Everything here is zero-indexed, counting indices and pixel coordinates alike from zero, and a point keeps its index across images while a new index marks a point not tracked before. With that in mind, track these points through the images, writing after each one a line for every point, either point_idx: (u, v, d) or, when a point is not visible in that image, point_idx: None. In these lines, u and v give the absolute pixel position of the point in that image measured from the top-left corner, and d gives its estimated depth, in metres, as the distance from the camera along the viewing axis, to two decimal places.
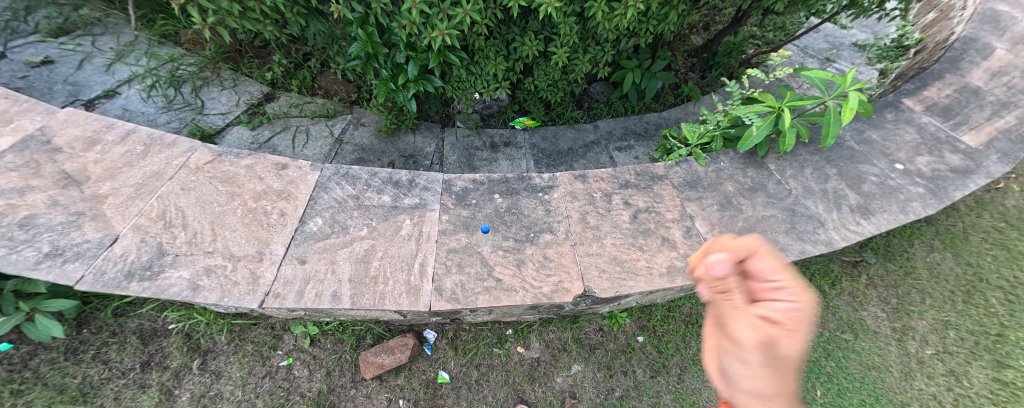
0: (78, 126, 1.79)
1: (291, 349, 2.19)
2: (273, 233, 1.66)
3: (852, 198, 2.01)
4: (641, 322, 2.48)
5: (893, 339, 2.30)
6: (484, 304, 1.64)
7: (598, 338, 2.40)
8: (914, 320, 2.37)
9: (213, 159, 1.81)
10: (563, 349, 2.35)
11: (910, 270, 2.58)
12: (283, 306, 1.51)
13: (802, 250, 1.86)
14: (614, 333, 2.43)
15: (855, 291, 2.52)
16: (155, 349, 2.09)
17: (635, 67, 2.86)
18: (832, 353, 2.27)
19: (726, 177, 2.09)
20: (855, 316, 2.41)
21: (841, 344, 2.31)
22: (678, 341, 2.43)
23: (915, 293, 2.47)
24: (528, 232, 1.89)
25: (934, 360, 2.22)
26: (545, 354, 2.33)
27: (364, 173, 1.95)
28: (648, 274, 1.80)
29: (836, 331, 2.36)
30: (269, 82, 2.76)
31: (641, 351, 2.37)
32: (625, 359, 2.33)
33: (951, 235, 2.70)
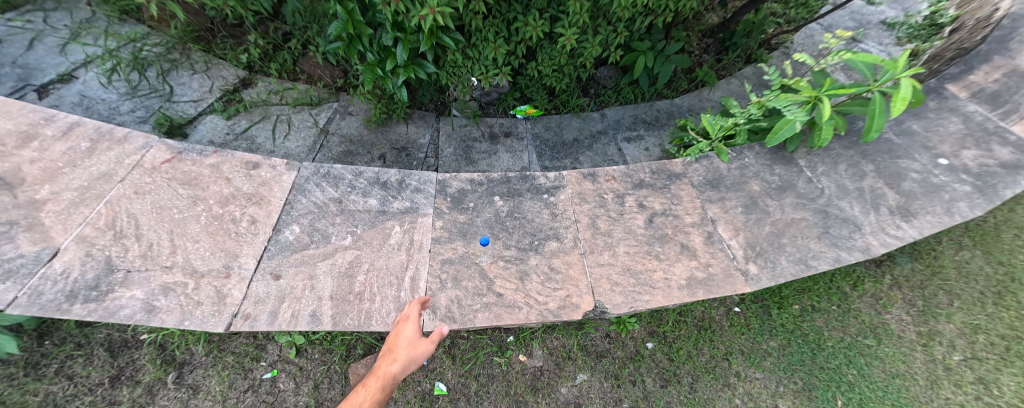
0: (10, 118, 1.54)
1: (276, 360, 1.91)
2: (242, 243, 1.44)
3: (891, 198, 1.80)
4: (650, 327, 2.23)
5: (917, 345, 2.09)
6: (483, 323, 1.48)
7: (605, 345, 2.16)
8: (940, 324, 2.14)
9: (171, 157, 1.54)
10: (567, 357, 2.11)
11: (937, 270, 2.30)
12: (255, 329, 1.33)
13: (836, 258, 1.66)
14: (621, 340, 2.18)
15: (878, 293, 2.28)
16: (126, 361, 1.83)
17: (647, 50, 2.60)
18: (853, 359, 2.08)
19: (751, 175, 1.88)
20: (878, 319, 2.20)
21: (862, 349, 2.12)
22: (690, 347, 2.17)
23: (941, 295, 2.23)
24: (532, 240, 1.69)
25: (962, 366, 2.02)
26: (548, 363, 2.09)
27: (347, 172, 1.73)
28: (666, 287, 1.62)
29: (858, 336, 2.16)
30: (244, 65, 2.50)
31: (651, 359, 2.13)
32: (633, 367, 2.10)
33: (981, 230, 2.39)
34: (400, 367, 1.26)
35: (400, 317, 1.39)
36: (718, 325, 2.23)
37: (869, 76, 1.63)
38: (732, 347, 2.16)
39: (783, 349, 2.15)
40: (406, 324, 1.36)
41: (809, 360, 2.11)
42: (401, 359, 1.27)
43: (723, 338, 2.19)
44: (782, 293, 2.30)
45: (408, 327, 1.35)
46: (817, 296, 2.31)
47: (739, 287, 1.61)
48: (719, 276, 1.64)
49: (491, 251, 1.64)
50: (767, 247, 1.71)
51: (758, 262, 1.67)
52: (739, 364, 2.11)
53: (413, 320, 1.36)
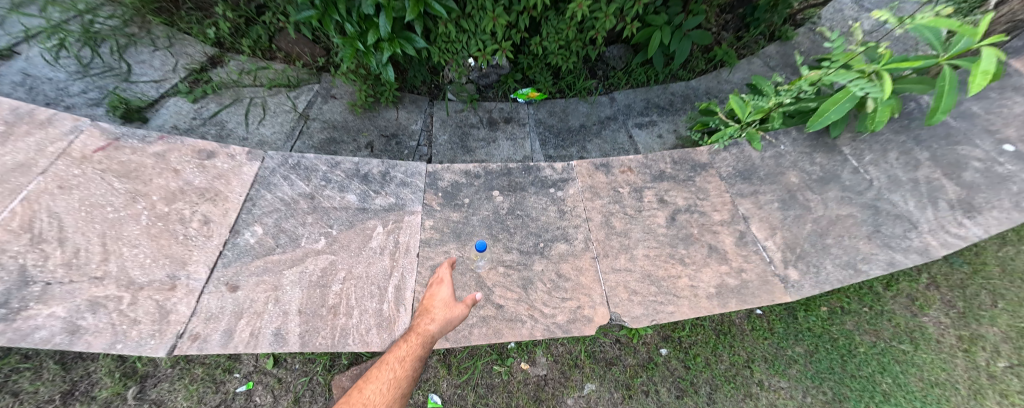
0: None
1: (252, 370, 1.57)
2: (192, 248, 1.21)
3: (951, 192, 1.56)
4: (663, 330, 1.86)
5: (959, 351, 1.72)
6: (480, 341, 1.28)
7: (615, 352, 1.80)
8: (984, 327, 1.75)
9: (107, 144, 1.28)
10: (573, 364, 1.76)
11: (980, 267, 1.86)
12: (205, 352, 1.11)
13: (889, 261, 1.43)
14: (633, 345, 1.81)
15: (913, 293, 1.87)
16: (81, 374, 1.47)
17: (664, 24, 2.33)
18: (887, 366, 1.72)
19: (788, 165, 1.64)
20: (913, 322, 1.81)
21: (898, 356, 1.74)
22: (707, 353, 1.80)
23: (987, 295, 1.80)
24: (536, 242, 1.46)
25: (1009, 375, 1.66)
26: (553, 371, 1.75)
27: (322, 163, 1.48)
28: (692, 296, 1.39)
29: (892, 340, 1.78)
30: (213, 42, 2.23)
31: (665, 367, 1.78)
32: (646, 376, 1.75)
33: None
34: (439, 326, 1.16)
35: (433, 282, 1.28)
36: (738, 328, 1.85)
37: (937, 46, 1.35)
38: (754, 353, 1.80)
39: (810, 355, 1.78)
40: (440, 287, 1.25)
41: (840, 368, 1.75)
42: (439, 317, 1.17)
43: (743, 344, 1.82)
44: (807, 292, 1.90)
45: (443, 290, 1.24)
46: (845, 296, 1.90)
47: (777, 296, 1.39)
48: (754, 283, 1.41)
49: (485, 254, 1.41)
50: (809, 248, 1.47)
51: (799, 266, 1.44)
52: (762, 372, 1.75)
53: (447, 283, 1.25)
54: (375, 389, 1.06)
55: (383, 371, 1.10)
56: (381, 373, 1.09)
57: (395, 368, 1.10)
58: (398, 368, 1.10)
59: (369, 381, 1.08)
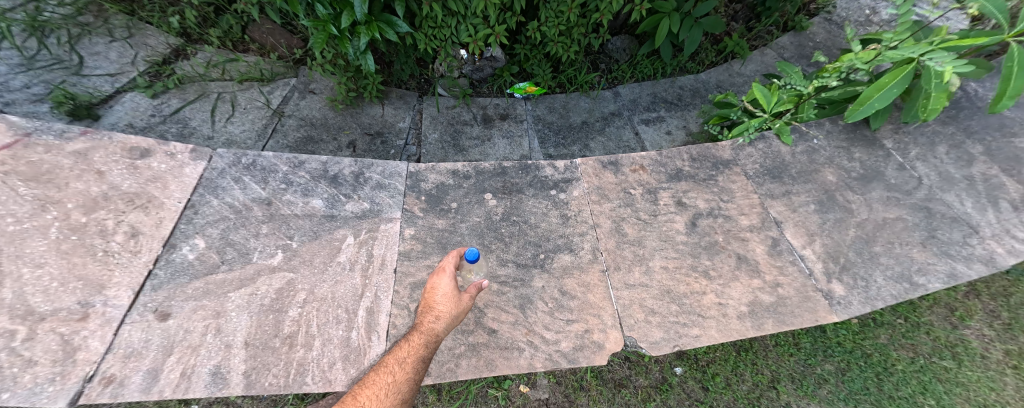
0: None
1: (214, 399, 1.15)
2: (112, 268, 0.99)
3: (1013, 190, 1.36)
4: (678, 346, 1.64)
5: (1007, 368, 1.50)
6: (468, 375, 1.05)
7: (624, 371, 1.57)
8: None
9: (16, 141, 1.07)
10: (579, 387, 1.53)
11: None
12: (118, 400, 0.88)
13: (951, 273, 1.22)
14: (645, 364, 1.60)
15: (952, 302, 1.65)
16: None
17: (673, 11, 2.13)
18: (929, 387, 1.49)
19: (823, 162, 1.43)
20: (955, 336, 1.58)
21: (940, 374, 1.51)
22: (727, 373, 1.57)
23: None
24: (536, 253, 1.24)
25: None
26: (555, 396, 1.52)
27: (283, 164, 1.26)
28: (721, 316, 1.17)
29: (932, 356, 1.54)
30: (178, 33, 1.98)
31: (681, 389, 1.55)
32: (660, 401, 1.52)
33: None
34: (446, 321, 0.96)
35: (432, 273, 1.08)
36: (759, 342, 1.63)
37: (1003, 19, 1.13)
38: (778, 372, 1.57)
39: (842, 374, 1.55)
40: (441, 278, 1.05)
41: (875, 388, 1.51)
42: (446, 311, 0.97)
43: (767, 361, 1.59)
44: None
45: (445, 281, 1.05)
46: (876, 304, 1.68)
47: (822, 315, 1.17)
48: (793, 300, 1.20)
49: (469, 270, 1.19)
50: (854, 258, 1.26)
51: (844, 279, 1.23)
52: (789, 394, 1.52)
53: (449, 272, 1.05)
54: (370, 397, 0.83)
55: (380, 375, 0.88)
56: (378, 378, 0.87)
57: (395, 371, 0.88)
58: (400, 370, 0.89)
59: (363, 389, 0.85)
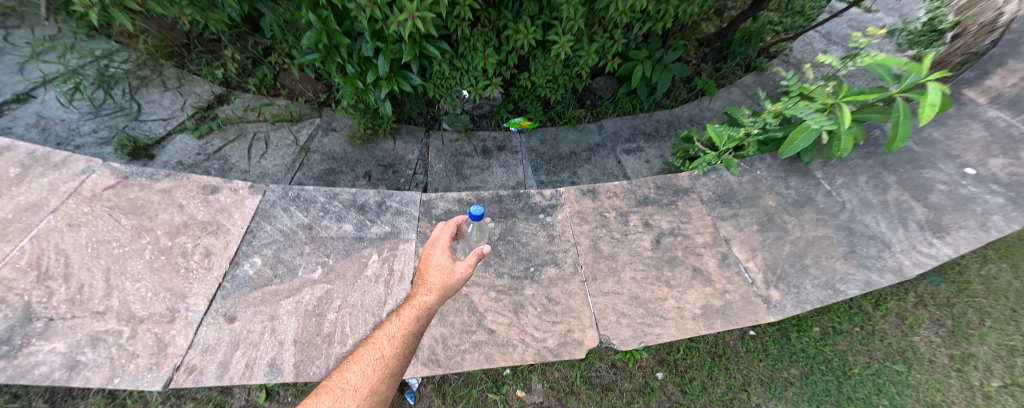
0: None
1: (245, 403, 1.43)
2: (192, 281, 1.25)
3: (919, 212, 1.66)
4: (658, 354, 1.93)
5: (953, 371, 1.81)
6: (471, 366, 1.29)
7: (611, 377, 1.85)
8: (974, 345, 1.86)
9: (117, 182, 1.35)
10: (570, 392, 1.80)
11: (962, 285, 2.06)
12: (199, 384, 1.12)
13: (867, 281, 1.49)
14: (629, 370, 1.88)
15: (903, 312, 2.02)
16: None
17: (645, 59, 2.47)
18: (886, 389, 1.80)
19: (765, 189, 1.73)
20: (906, 342, 1.92)
21: (892, 377, 1.82)
22: (702, 377, 1.87)
23: (973, 312, 1.98)
24: (527, 266, 1.51)
25: (1004, 394, 1.74)
26: (549, 400, 1.78)
27: (320, 195, 1.55)
28: (679, 318, 1.43)
29: (887, 361, 1.88)
30: (221, 82, 2.30)
31: (662, 392, 1.84)
32: (643, 402, 1.80)
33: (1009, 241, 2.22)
34: (437, 294, 1.07)
35: (427, 247, 1.18)
36: (733, 350, 1.94)
37: (888, 81, 1.48)
38: (750, 376, 1.87)
39: (806, 377, 1.86)
40: (435, 253, 1.15)
41: (836, 390, 1.81)
42: (437, 285, 1.08)
43: (740, 367, 1.90)
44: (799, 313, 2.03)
45: (438, 255, 1.14)
46: (838, 316, 2.03)
47: (761, 316, 1.43)
48: (738, 304, 1.46)
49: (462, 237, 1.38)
50: (789, 269, 1.54)
51: (780, 286, 1.50)
52: (758, 396, 1.81)
53: (442, 247, 1.15)
54: (359, 370, 0.95)
55: (369, 350, 1.00)
56: (367, 352, 0.99)
57: (384, 346, 1.00)
58: (388, 345, 1.00)
59: (354, 361, 0.97)
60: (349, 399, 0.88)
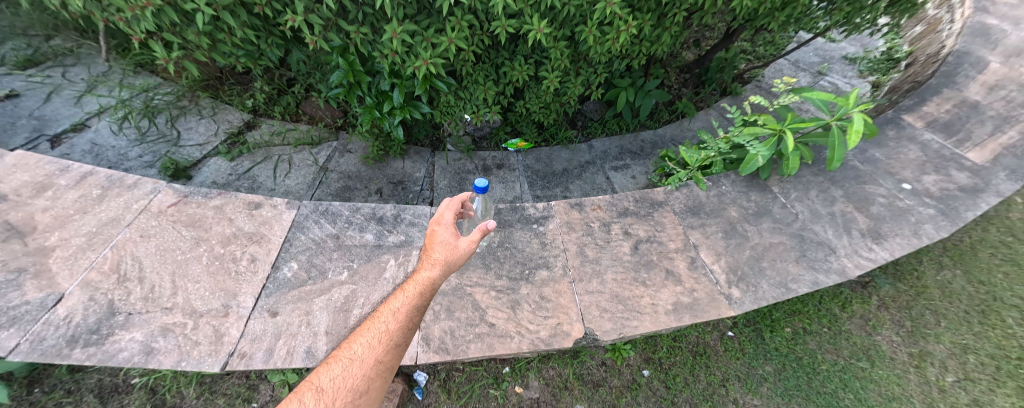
0: (28, 171, 1.60)
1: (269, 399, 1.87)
2: (242, 282, 1.50)
3: (861, 221, 1.93)
4: (645, 354, 2.19)
5: (910, 367, 2.12)
6: (475, 353, 1.51)
7: (601, 374, 2.11)
8: (930, 344, 2.18)
9: (178, 200, 1.64)
10: (564, 387, 2.05)
11: (921, 290, 2.40)
12: (250, 367, 1.34)
13: (814, 281, 1.74)
14: (617, 368, 2.13)
15: (867, 314, 2.33)
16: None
17: (628, 86, 2.76)
18: (849, 383, 2.08)
19: (729, 202, 2.00)
20: (869, 341, 2.22)
21: (857, 372, 2.12)
22: (685, 374, 2.13)
23: (929, 314, 2.30)
24: (523, 269, 1.75)
25: (956, 388, 2.04)
26: (545, 394, 2.03)
27: (345, 209, 1.80)
28: (653, 312, 1.66)
29: (852, 358, 2.17)
30: (250, 110, 2.58)
31: (647, 387, 2.08)
32: (630, 396, 2.04)
33: (958, 250, 2.54)
34: (438, 271, 1.21)
35: (432, 227, 1.35)
36: (713, 350, 2.21)
37: (826, 111, 1.82)
38: (728, 373, 2.14)
39: (779, 373, 2.13)
40: (439, 233, 1.31)
41: (806, 384, 2.09)
42: (438, 261, 1.23)
43: (719, 364, 2.17)
44: (772, 316, 2.31)
45: (442, 233, 1.32)
46: (808, 318, 2.32)
47: (723, 310, 1.67)
48: (704, 300, 1.70)
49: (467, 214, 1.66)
50: (748, 271, 1.78)
51: (741, 285, 1.74)
52: (736, 391, 2.07)
53: (447, 227, 1.33)
54: (367, 341, 1.09)
55: (376, 322, 1.13)
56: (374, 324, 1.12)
57: (389, 319, 1.13)
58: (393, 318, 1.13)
59: (362, 333, 1.11)
60: (356, 367, 1.03)
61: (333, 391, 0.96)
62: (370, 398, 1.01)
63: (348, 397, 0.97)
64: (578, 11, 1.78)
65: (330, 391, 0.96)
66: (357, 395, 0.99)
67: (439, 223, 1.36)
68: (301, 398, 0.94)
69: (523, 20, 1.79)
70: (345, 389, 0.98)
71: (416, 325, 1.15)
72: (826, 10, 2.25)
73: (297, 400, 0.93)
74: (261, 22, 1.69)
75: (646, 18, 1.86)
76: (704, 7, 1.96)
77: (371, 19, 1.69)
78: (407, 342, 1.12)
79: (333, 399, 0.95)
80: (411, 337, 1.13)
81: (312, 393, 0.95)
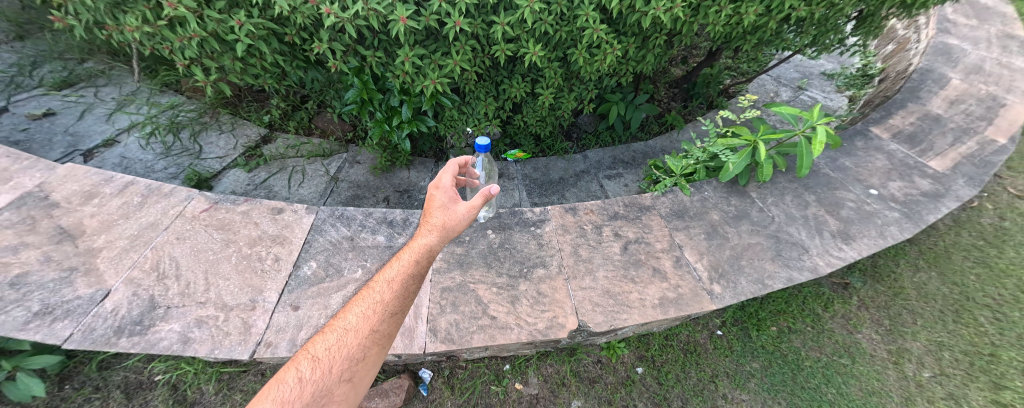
0: (77, 181, 1.81)
1: None
2: (267, 279, 1.66)
3: (832, 223, 2.11)
4: (638, 352, 2.33)
5: (889, 363, 2.23)
6: (479, 343, 1.65)
7: (597, 371, 2.24)
8: (908, 341, 2.31)
9: (209, 206, 1.84)
10: (561, 384, 2.19)
11: (899, 291, 2.54)
12: (275, 355, 1.47)
13: (789, 277, 1.90)
14: (612, 365, 2.27)
15: (848, 314, 2.46)
16: (138, 403, 1.94)
17: (619, 100, 2.96)
18: (832, 379, 2.19)
19: (711, 206, 2.18)
20: (851, 339, 2.35)
21: (839, 368, 2.24)
22: (676, 371, 2.26)
23: (906, 314, 2.43)
24: (522, 268, 1.91)
25: (933, 383, 2.15)
26: (544, 391, 2.16)
27: (359, 214, 1.97)
28: (641, 306, 1.81)
29: (834, 355, 2.29)
30: (266, 124, 2.76)
31: (640, 383, 2.21)
32: (625, 392, 2.17)
33: (933, 253, 2.70)
34: (435, 236, 1.25)
35: (430, 192, 1.41)
36: (703, 348, 2.34)
37: (793, 124, 2.10)
38: (717, 369, 2.26)
39: (765, 370, 2.25)
40: (437, 197, 1.37)
41: (791, 380, 2.20)
42: (436, 226, 1.27)
43: (709, 361, 2.29)
44: (758, 315, 2.45)
45: (441, 196, 1.37)
46: (793, 318, 2.46)
47: (705, 304, 1.82)
48: (688, 295, 1.86)
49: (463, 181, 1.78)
50: (729, 269, 1.94)
51: (721, 282, 1.90)
52: (725, 386, 2.19)
53: (446, 190, 1.39)
54: (361, 311, 1.11)
55: (371, 292, 1.16)
56: (369, 295, 1.15)
57: (384, 288, 1.15)
58: (387, 288, 1.16)
59: (357, 303, 1.13)
60: (352, 335, 1.05)
61: (329, 358, 0.99)
62: (367, 364, 1.04)
63: (343, 364, 0.99)
64: (569, 37, 2.00)
65: (325, 359, 0.99)
66: (353, 362, 1.01)
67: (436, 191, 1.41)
68: (298, 365, 0.97)
69: (520, 44, 2.00)
70: (340, 356, 1.00)
71: (411, 294, 1.17)
72: (796, 32, 2.47)
73: (294, 367, 0.97)
74: (288, 48, 1.91)
75: (629, 42, 2.11)
76: (682, 31, 2.19)
77: (385, 45, 1.91)
78: (402, 310, 1.14)
79: (329, 366, 0.98)
80: (406, 306, 1.15)
81: (307, 360, 0.98)
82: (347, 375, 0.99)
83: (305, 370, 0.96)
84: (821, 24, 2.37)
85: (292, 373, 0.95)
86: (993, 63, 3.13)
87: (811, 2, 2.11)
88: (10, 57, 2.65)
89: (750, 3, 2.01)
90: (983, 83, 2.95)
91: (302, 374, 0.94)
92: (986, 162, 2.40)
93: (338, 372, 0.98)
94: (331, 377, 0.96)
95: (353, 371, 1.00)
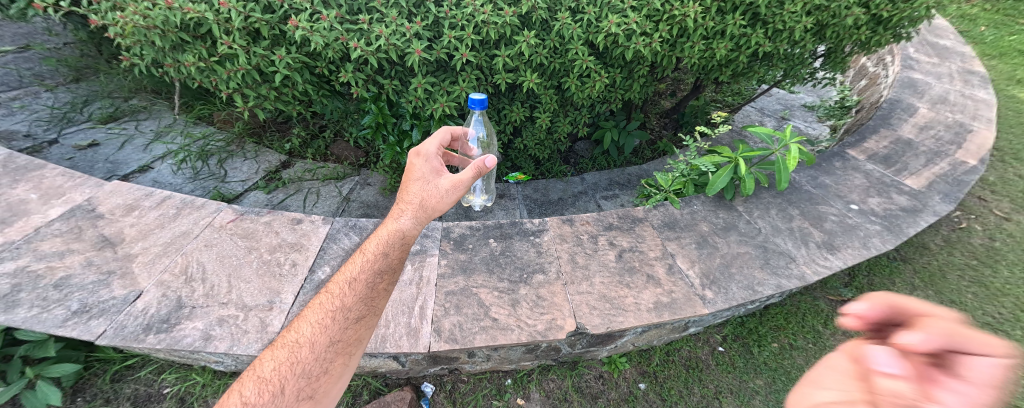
0: (121, 196, 2.07)
1: None
2: (285, 282, 1.78)
3: (817, 235, 2.23)
4: (640, 367, 2.32)
5: None
6: (481, 343, 1.72)
7: (598, 386, 2.22)
8: None
9: (236, 217, 2.06)
10: (564, 399, 2.17)
11: None
12: None
13: (778, 284, 1.98)
14: (615, 380, 2.25)
15: (849, 332, 2.41)
16: None
17: (612, 127, 3.20)
18: None
19: (700, 218, 2.32)
20: None
21: None
22: (680, 387, 2.23)
23: None
24: (522, 274, 2.02)
25: None
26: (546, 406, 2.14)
27: (370, 224, 2.13)
28: (636, 310, 1.88)
29: None
30: (287, 152, 3.01)
31: (644, 400, 2.18)
32: None
33: (928, 272, 2.70)
34: (410, 222, 1.33)
35: (405, 182, 1.48)
36: (705, 364, 2.32)
37: (768, 143, 2.31)
38: (721, 386, 2.23)
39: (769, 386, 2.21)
40: (414, 182, 1.46)
41: None
42: (410, 207, 1.37)
43: (711, 378, 2.26)
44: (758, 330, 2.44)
45: (421, 170, 1.50)
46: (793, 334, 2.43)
47: (698, 309, 1.89)
48: (681, 299, 1.92)
49: (451, 152, 1.91)
50: (720, 275, 2.03)
51: (713, 288, 1.98)
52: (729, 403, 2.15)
53: (428, 157, 1.52)
54: (316, 321, 1.09)
55: (327, 299, 1.14)
56: (325, 302, 1.13)
57: (343, 293, 1.15)
58: (346, 293, 1.15)
59: (312, 312, 1.11)
60: (306, 349, 1.03)
61: (279, 378, 0.97)
62: (329, 378, 1.03)
63: (299, 382, 0.98)
64: (561, 67, 2.26)
65: (275, 380, 0.96)
66: (311, 377, 1.00)
67: (419, 162, 1.52)
68: (243, 390, 0.95)
69: (519, 74, 2.26)
70: (295, 374, 0.98)
71: (375, 297, 1.17)
72: (767, 66, 2.73)
73: (239, 392, 0.94)
74: (316, 78, 2.21)
75: (616, 71, 2.36)
76: (663, 63, 2.47)
77: (400, 75, 2.20)
78: (365, 315, 1.14)
79: (280, 386, 0.96)
80: (370, 310, 1.15)
81: (253, 384, 0.95)
82: (307, 393, 0.98)
83: (252, 394, 0.93)
84: (789, 59, 2.65)
85: (238, 398, 0.93)
86: (958, 94, 3.39)
87: (775, 39, 2.39)
88: (64, 96, 2.97)
89: (720, 39, 2.30)
90: (950, 111, 3.17)
91: (248, 398, 0.92)
92: (959, 180, 2.54)
93: (292, 391, 0.96)
94: (284, 398, 0.93)
95: (312, 387, 0.99)
